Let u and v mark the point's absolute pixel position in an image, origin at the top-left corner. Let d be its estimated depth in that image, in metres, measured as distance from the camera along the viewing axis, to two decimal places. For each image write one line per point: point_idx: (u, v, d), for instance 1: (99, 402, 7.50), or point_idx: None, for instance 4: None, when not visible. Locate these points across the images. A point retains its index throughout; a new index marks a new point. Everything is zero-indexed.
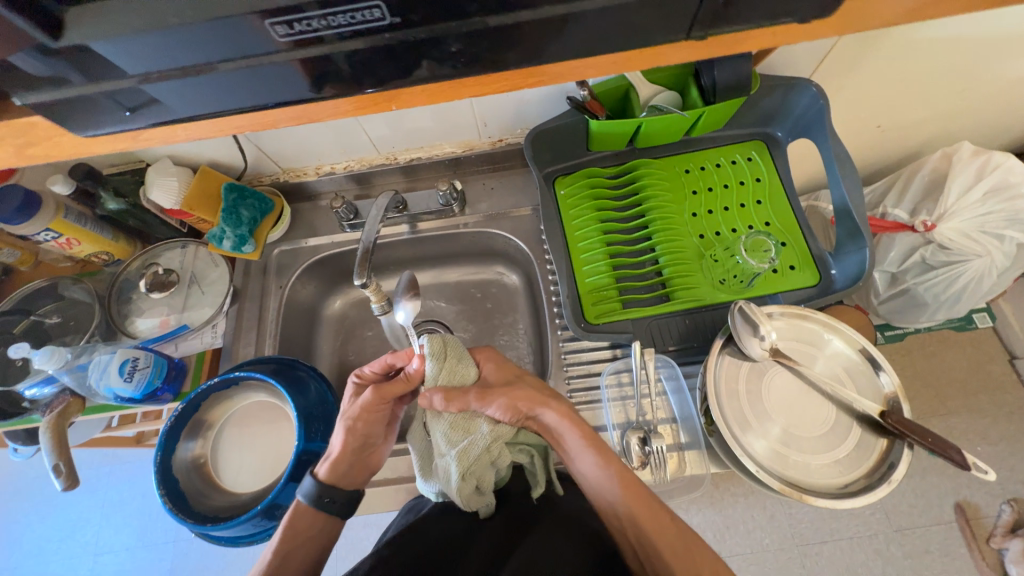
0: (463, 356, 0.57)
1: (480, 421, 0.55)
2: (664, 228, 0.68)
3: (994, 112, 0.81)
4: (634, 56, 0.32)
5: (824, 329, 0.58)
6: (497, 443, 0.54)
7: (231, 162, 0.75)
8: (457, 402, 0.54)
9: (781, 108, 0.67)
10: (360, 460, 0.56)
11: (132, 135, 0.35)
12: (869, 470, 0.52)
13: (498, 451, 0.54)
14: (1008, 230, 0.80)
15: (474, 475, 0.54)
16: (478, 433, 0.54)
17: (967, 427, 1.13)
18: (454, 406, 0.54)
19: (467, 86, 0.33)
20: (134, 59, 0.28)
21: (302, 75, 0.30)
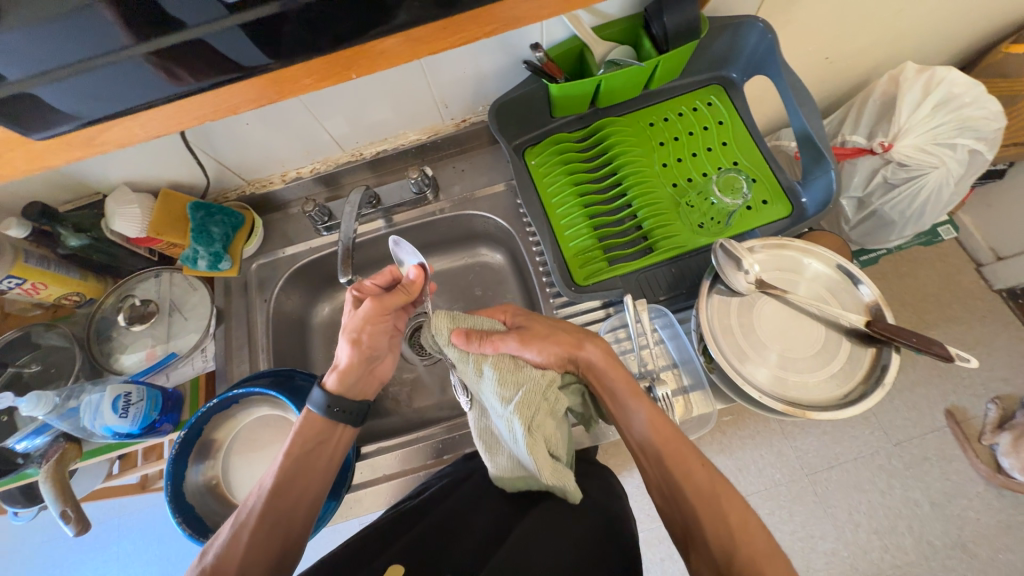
0: (465, 318, 0.55)
1: (526, 369, 0.53)
2: (638, 183, 0.69)
3: (933, 29, 0.84)
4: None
5: (802, 254, 0.60)
6: (552, 389, 0.54)
7: (193, 181, 0.72)
8: (491, 343, 0.53)
9: (732, 49, 0.68)
10: (366, 369, 0.59)
11: (65, 143, 0.34)
12: (863, 378, 0.55)
13: (554, 397, 0.54)
14: (958, 139, 0.84)
15: (540, 429, 0.50)
16: (527, 379, 0.52)
17: (947, 337, 1.19)
18: (492, 349, 0.53)
19: (422, 43, 0.33)
20: (52, 53, 0.30)
21: (224, 49, 0.33)
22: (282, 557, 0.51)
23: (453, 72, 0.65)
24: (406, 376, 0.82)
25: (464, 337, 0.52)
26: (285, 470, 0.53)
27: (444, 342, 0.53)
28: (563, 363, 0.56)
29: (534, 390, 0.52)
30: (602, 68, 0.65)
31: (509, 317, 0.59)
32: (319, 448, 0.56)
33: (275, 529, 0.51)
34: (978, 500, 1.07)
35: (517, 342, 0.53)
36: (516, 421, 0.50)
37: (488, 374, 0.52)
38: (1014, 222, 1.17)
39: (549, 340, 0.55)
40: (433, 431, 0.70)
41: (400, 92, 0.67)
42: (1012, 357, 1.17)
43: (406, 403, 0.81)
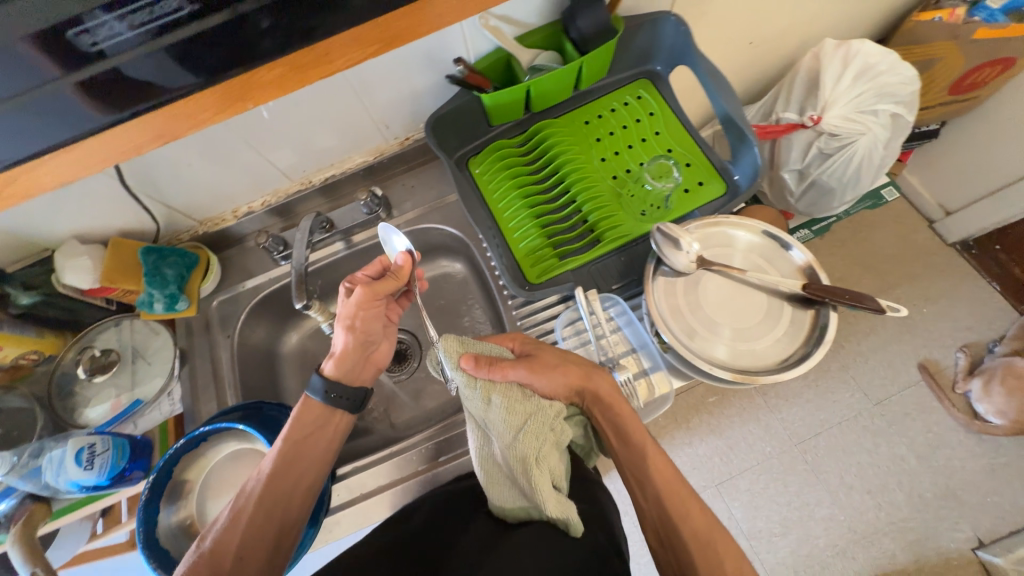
0: (475, 347, 0.56)
1: (534, 399, 0.54)
2: (579, 180, 0.71)
3: (844, 6, 0.89)
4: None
5: (731, 227, 0.63)
6: (559, 420, 0.55)
7: (142, 226, 0.72)
8: (499, 370, 0.53)
9: (651, 43, 0.71)
10: (361, 355, 0.62)
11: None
12: (806, 338, 0.59)
13: (560, 428, 0.54)
14: (879, 105, 0.88)
15: (546, 462, 0.51)
16: (535, 409, 0.53)
17: (912, 294, 1.24)
18: (500, 376, 0.53)
19: None
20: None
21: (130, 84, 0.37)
22: (276, 545, 0.52)
23: (387, 93, 0.67)
24: (380, 394, 0.82)
25: (472, 359, 0.53)
26: (285, 453, 0.55)
27: (452, 366, 0.54)
28: (570, 392, 0.57)
29: (540, 418, 0.53)
30: (528, 75, 0.67)
31: (515, 344, 0.61)
32: (318, 432, 0.59)
33: (271, 516, 0.53)
34: (961, 447, 1.10)
35: (526, 371, 0.55)
36: (522, 448, 0.51)
37: (496, 403, 0.52)
38: (959, 177, 1.24)
39: (557, 370, 0.57)
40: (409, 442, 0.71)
41: (337, 116, 0.69)
42: (973, 305, 1.22)
43: (383, 421, 0.81)
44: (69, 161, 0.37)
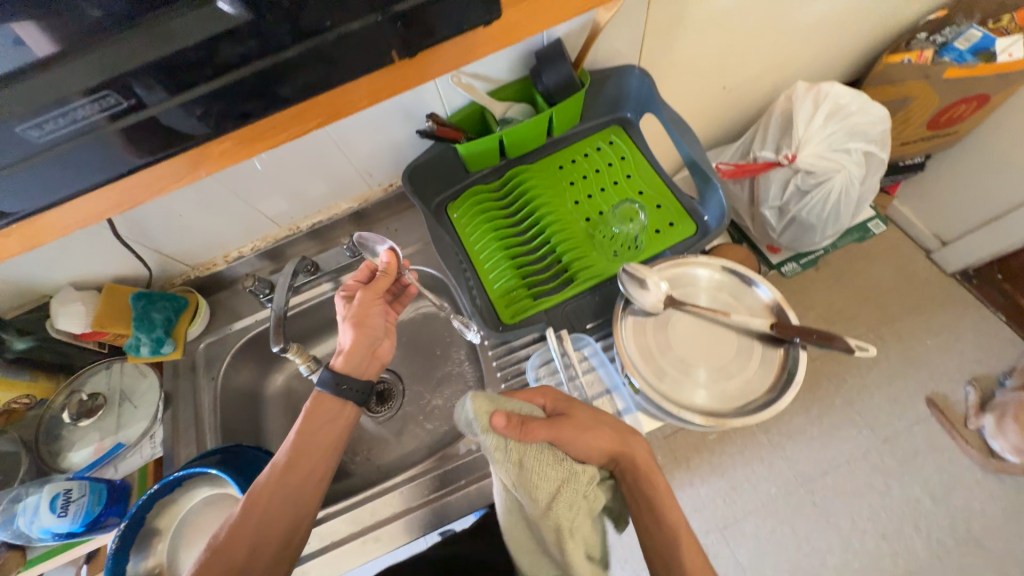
0: (504, 404, 0.48)
1: (566, 462, 0.47)
2: (553, 222, 0.73)
3: (813, 51, 0.93)
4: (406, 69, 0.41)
5: (692, 265, 0.65)
6: (592, 487, 0.49)
7: (136, 273, 0.76)
8: (531, 433, 0.46)
9: (620, 93, 0.75)
10: (370, 350, 0.64)
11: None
12: (774, 384, 0.58)
13: (593, 495, 0.49)
14: (851, 144, 0.91)
15: (579, 531, 0.47)
16: (569, 474, 0.47)
17: (914, 325, 1.20)
18: (532, 438, 0.46)
19: None
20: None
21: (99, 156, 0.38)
22: (268, 565, 0.51)
23: (368, 144, 0.72)
24: (362, 436, 0.82)
25: (505, 419, 0.45)
26: (291, 450, 0.55)
27: (481, 428, 0.45)
28: (606, 452, 0.52)
29: (572, 485, 0.47)
30: (500, 125, 0.71)
31: (549, 402, 0.55)
32: (329, 425, 0.58)
33: (267, 527, 0.51)
34: (978, 488, 1.04)
35: (560, 432, 0.48)
36: (554, 517, 0.46)
37: (528, 468, 0.45)
38: (951, 207, 1.21)
39: (593, 431, 0.51)
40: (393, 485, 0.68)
41: (320, 167, 0.73)
42: (978, 336, 1.19)
43: (363, 463, 0.80)
44: (95, 212, 0.41)
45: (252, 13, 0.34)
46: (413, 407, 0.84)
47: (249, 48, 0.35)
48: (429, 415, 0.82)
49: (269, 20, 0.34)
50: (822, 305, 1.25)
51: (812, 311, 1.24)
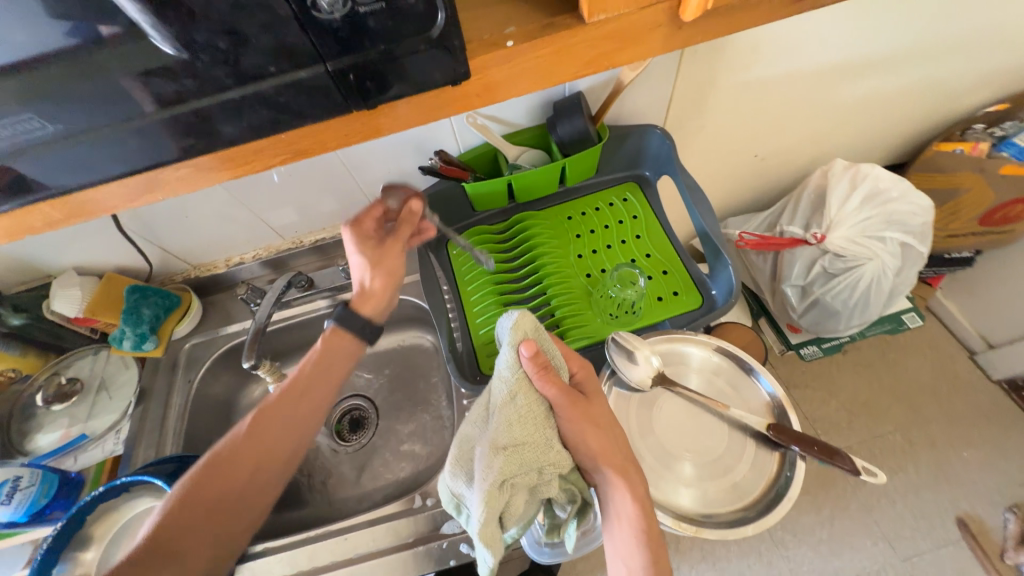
0: (550, 346, 0.48)
1: (549, 419, 0.46)
2: (552, 273, 0.70)
3: (856, 130, 0.89)
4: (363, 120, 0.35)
5: (685, 343, 0.62)
6: (552, 471, 0.45)
7: (138, 265, 0.77)
8: (547, 379, 0.46)
9: (639, 151, 0.73)
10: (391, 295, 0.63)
11: None
12: (755, 501, 0.52)
13: (548, 480, 0.45)
14: (887, 232, 0.85)
15: (511, 490, 0.42)
16: (547, 432, 0.45)
17: (948, 432, 1.08)
18: (544, 379, 0.46)
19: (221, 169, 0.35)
20: None
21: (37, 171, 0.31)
22: (244, 490, 0.52)
23: (377, 171, 0.72)
24: (327, 462, 0.79)
25: (533, 351, 0.46)
26: (299, 373, 0.56)
27: (511, 342, 0.47)
28: (593, 460, 0.47)
29: (538, 452, 0.44)
30: (511, 169, 0.69)
31: (579, 372, 0.51)
32: (332, 366, 0.58)
33: (266, 448, 0.53)
34: None
35: (567, 401, 0.47)
36: (496, 465, 0.42)
37: (516, 404, 0.45)
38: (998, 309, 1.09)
39: (597, 429, 0.48)
40: (351, 524, 0.62)
41: (328, 186, 0.73)
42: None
43: (320, 493, 0.77)
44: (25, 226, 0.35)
45: (191, 54, 0.28)
46: (382, 441, 0.80)
47: (185, 85, 0.29)
48: (397, 453, 0.78)
49: (208, 61, 0.28)
50: (845, 395, 1.13)
51: (833, 401, 1.13)
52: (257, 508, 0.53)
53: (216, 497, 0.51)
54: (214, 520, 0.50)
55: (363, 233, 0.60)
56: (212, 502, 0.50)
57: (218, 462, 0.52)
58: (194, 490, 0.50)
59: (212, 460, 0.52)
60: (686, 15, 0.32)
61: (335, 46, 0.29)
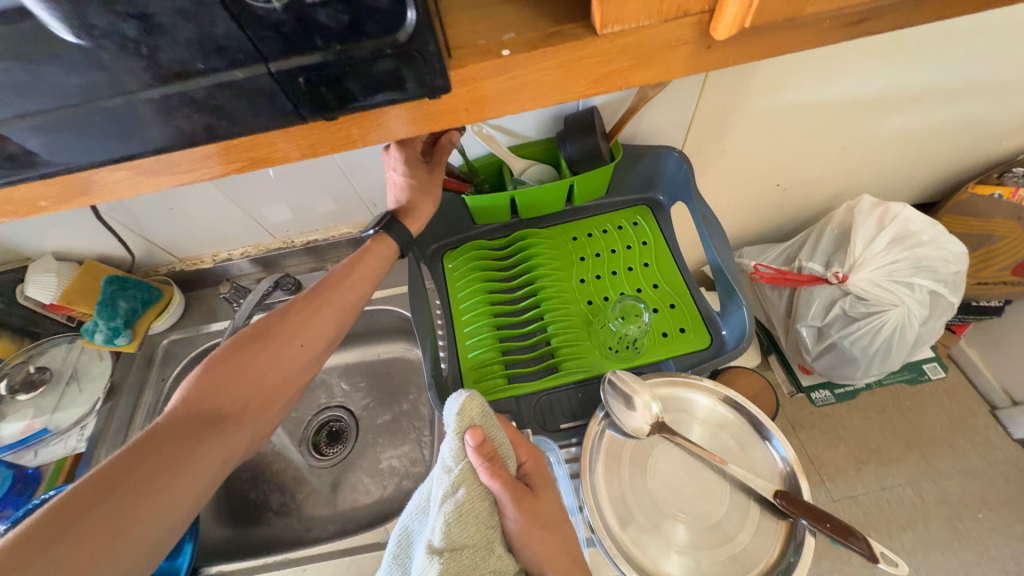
0: (499, 432, 0.45)
1: (494, 519, 0.42)
2: (551, 297, 0.65)
3: (887, 165, 0.83)
4: (324, 130, 0.31)
5: (688, 388, 0.57)
6: None
7: (120, 255, 0.74)
8: (494, 474, 0.42)
9: (654, 173, 0.68)
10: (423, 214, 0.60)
11: None
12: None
13: None
14: (916, 278, 0.79)
15: None
16: (491, 534, 0.41)
17: (963, 491, 0.98)
18: (490, 473, 0.43)
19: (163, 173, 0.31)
20: None
21: None
22: (285, 369, 0.49)
23: (374, 175, 0.68)
24: (300, 475, 0.75)
25: (478, 440, 0.43)
26: (309, 294, 0.53)
27: (456, 429, 0.44)
28: (539, 566, 0.43)
29: (479, 557, 0.40)
30: (515, 184, 0.65)
31: (527, 462, 0.48)
32: (347, 286, 0.54)
33: (308, 328, 0.51)
34: None
35: (513, 498, 0.43)
36: (431, 572, 0.37)
37: (456, 500, 0.41)
38: None
39: (545, 532, 0.44)
40: (314, 553, 0.58)
41: (323, 187, 0.69)
42: None
43: (289, 508, 0.72)
44: None
45: (94, 42, 0.24)
46: (359, 458, 0.75)
47: (93, 79, 0.25)
48: (373, 472, 0.74)
49: (116, 50, 0.24)
50: (855, 440, 1.04)
51: (841, 446, 1.04)
52: (292, 392, 0.51)
53: (258, 373, 0.48)
54: (256, 398, 0.48)
55: (413, 152, 0.55)
56: (253, 380, 0.48)
57: (232, 367, 0.47)
58: (237, 363, 0.48)
59: (252, 337, 0.49)
60: (719, 34, 0.28)
61: (280, 44, 0.25)
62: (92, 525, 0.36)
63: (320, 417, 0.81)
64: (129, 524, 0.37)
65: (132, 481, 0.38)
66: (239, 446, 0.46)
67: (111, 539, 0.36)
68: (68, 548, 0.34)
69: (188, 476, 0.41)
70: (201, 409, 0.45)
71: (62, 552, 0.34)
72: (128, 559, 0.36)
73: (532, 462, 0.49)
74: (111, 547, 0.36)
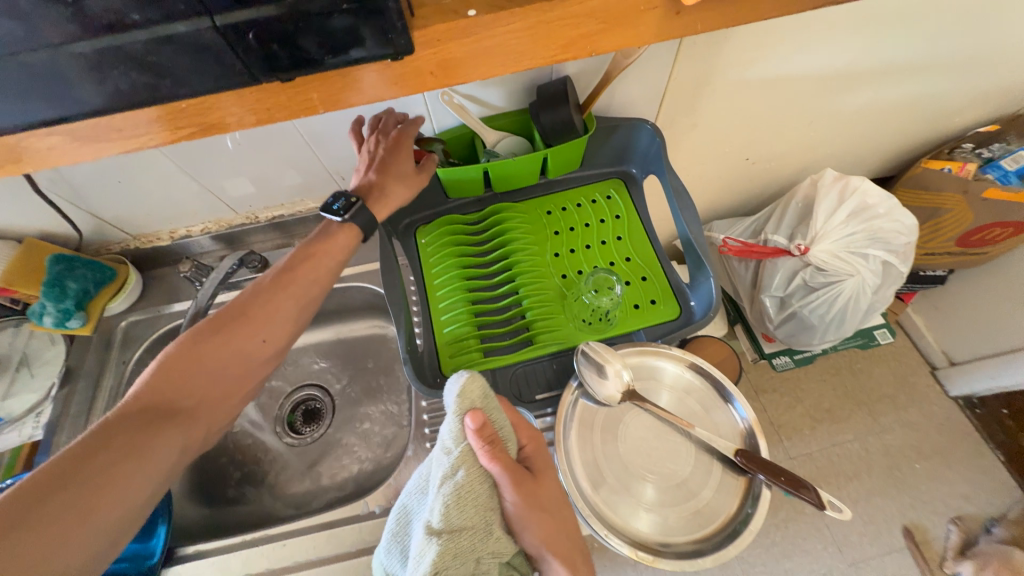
0: (499, 416, 0.46)
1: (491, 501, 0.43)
2: (525, 272, 0.65)
3: (849, 140, 0.86)
4: (280, 93, 0.30)
5: (657, 357, 0.60)
6: (492, 563, 0.42)
7: (66, 232, 0.69)
8: (493, 458, 0.43)
9: (627, 146, 0.68)
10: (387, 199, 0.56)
11: None
12: (716, 530, 0.51)
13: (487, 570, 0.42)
14: (870, 249, 0.83)
15: None
16: (489, 517, 0.42)
17: (903, 444, 1.07)
18: (490, 457, 0.43)
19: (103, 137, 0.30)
20: None
21: None
22: (248, 356, 0.48)
23: (341, 147, 0.65)
24: (276, 454, 0.75)
25: (478, 424, 0.43)
26: (271, 279, 0.51)
27: (457, 413, 0.44)
28: (537, 548, 0.44)
29: (478, 539, 0.41)
30: (488, 156, 0.64)
31: (527, 446, 0.49)
32: (310, 271, 0.52)
33: (272, 315, 0.50)
34: None
35: (512, 481, 0.43)
36: (429, 553, 0.39)
37: (455, 481, 0.42)
38: (970, 326, 1.08)
39: (547, 515, 0.45)
40: (294, 529, 0.59)
41: (287, 160, 0.66)
42: (975, 473, 1.04)
43: (266, 486, 0.72)
44: None
45: None
46: (336, 435, 0.75)
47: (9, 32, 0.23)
48: (351, 449, 0.74)
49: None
50: (811, 402, 1.12)
51: (798, 407, 1.11)
52: (256, 380, 0.50)
53: (220, 361, 0.47)
54: (217, 385, 0.47)
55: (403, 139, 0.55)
56: (216, 368, 0.47)
57: (190, 355, 0.46)
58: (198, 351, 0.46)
59: (213, 325, 0.48)
60: (688, 1, 0.28)
61: None
62: (54, 513, 0.36)
63: (295, 396, 0.80)
64: (90, 513, 0.37)
65: (92, 469, 0.38)
66: (198, 435, 0.45)
67: (69, 527, 0.36)
68: (27, 537, 0.34)
69: (149, 464, 0.40)
70: (163, 397, 0.44)
71: (20, 541, 0.34)
72: (83, 547, 0.36)
73: (533, 446, 0.49)
74: (73, 532, 0.36)
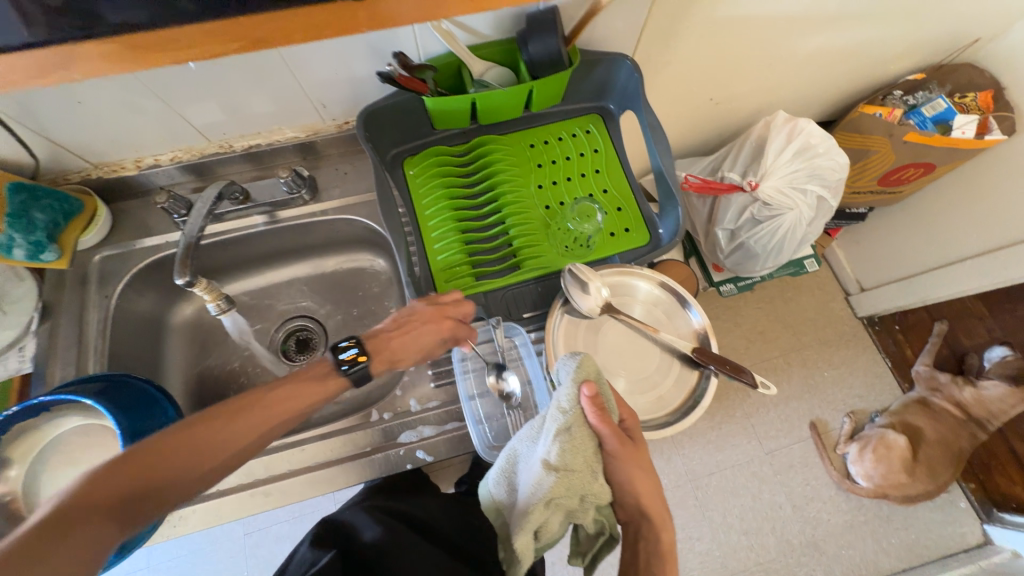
0: (606, 388, 0.52)
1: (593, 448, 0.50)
2: (511, 202, 0.69)
3: (800, 84, 0.94)
4: None
5: (634, 277, 0.68)
6: (586, 502, 0.50)
7: (18, 158, 0.64)
8: (598, 416, 0.49)
9: (607, 82, 0.71)
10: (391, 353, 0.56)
11: None
12: (676, 409, 0.63)
13: (583, 506, 0.50)
14: (809, 185, 0.94)
15: (554, 507, 0.47)
16: (590, 464, 0.49)
17: (817, 355, 1.28)
18: (597, 416, 0.49)
19: None
20: None
21: None
22: (246, 444, 0.45)
23: (322, 72, 0.63)
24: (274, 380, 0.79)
25: (593, 392, 0.49)
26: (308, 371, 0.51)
27: (573, 377, 0.50)
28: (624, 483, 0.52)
29: (582, 480, 0.48)
30: (474, 87, 0.65)
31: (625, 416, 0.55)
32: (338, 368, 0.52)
33: (261, 416, 0.46)
34: (830, 503, 1.15)
35: (615, 437, 0.50)
36: (547, 483, 0.46)
37: (570, 434, 0.48)
38: (879, 258, 1.26)
39: (639, 472, 0.52)
40: (308, 438, 0.65)
41: (266, 85, 0.63)
42: (868, 376, 1.27)
43: None
44: None
45: None
46: None
47: None
48: None
49: None
50: (747, 324, 1.29)
51: (736, 329, 1.29)
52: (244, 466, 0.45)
53: (229, 440, 0.44)
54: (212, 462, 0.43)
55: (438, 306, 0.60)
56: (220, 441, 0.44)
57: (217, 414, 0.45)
58: (184, 431, 0.43)
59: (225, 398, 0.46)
60: None
61: None
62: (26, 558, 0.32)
63: (286, 327, 0.83)
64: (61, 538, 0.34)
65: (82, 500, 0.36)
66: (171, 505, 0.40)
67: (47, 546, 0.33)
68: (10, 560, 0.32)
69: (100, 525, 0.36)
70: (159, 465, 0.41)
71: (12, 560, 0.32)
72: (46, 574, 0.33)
73: (628, 414, 0.56)
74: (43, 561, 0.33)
